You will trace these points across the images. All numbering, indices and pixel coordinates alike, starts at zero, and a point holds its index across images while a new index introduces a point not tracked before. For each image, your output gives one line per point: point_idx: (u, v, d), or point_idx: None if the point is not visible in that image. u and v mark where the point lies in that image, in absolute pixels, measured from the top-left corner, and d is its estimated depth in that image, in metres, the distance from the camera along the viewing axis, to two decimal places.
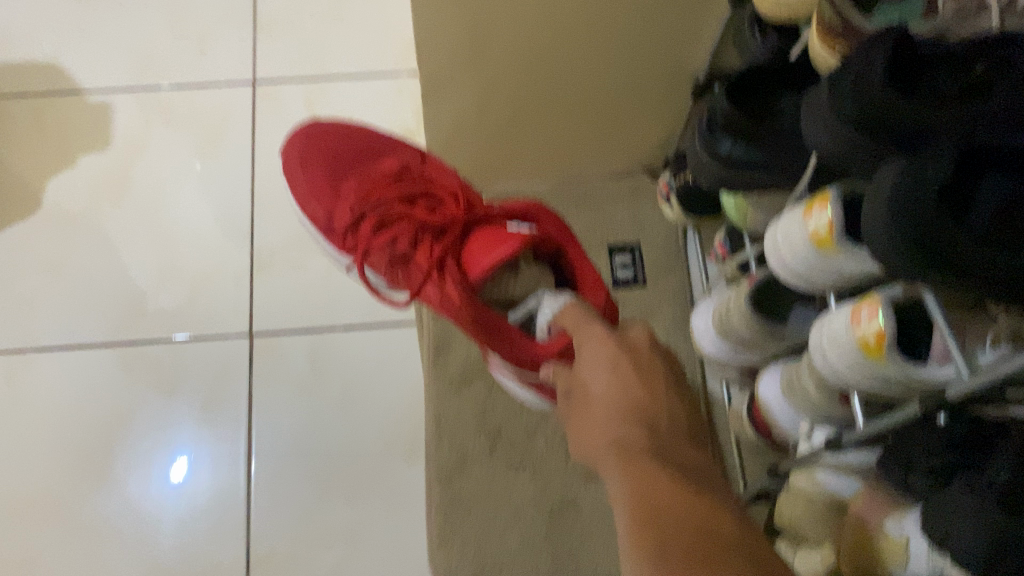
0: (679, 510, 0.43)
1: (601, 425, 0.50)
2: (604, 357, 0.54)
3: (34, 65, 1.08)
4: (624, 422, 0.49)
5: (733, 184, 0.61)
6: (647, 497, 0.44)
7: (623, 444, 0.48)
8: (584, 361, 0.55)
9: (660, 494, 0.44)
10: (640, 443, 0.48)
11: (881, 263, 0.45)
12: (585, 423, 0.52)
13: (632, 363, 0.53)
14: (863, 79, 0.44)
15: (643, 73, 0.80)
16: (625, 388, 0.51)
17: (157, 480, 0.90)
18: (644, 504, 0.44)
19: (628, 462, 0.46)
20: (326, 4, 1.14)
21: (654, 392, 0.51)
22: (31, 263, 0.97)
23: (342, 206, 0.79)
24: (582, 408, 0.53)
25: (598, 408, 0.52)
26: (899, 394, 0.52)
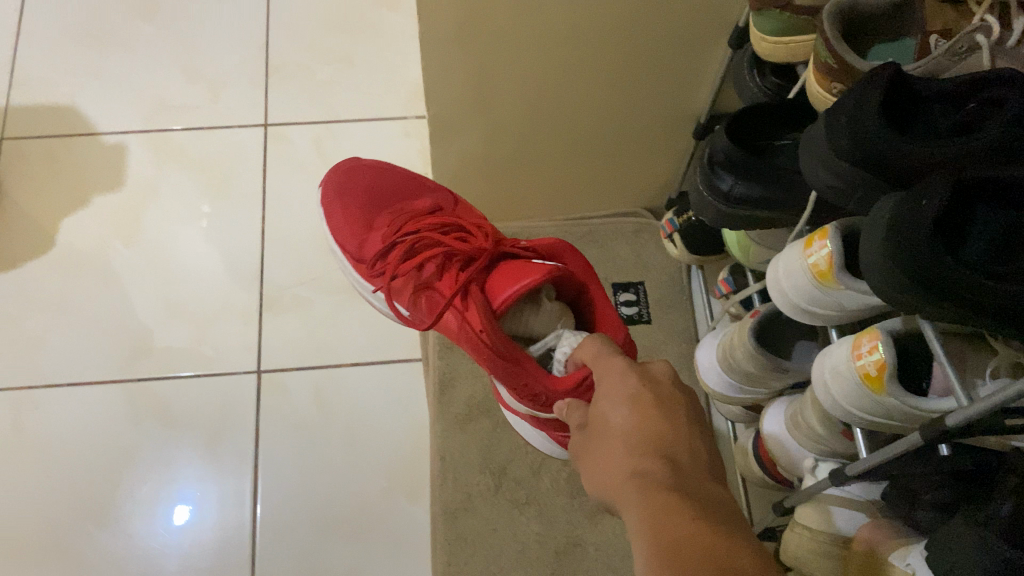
0: (699, 548, 0.36)
1: (617, 459, 0.44)
2: (624, 392, 0.48)
3: (50, 108, 1.10)
4: (642, 457, 0.43)
5: (735, 220, 0.62)
6: (664, 532, 0.37)
7: (645, 485, 0.41)
8: (602, 391, 0.50)
9: (679, 531, 0.37)
10: (664, 482, 0.41)
11: (882, 295, 0.46)
12: (604, 461, 0.45)
13: (654, 395, 0.46)
14: (859, 115, 0.45)
15: (645, 114, 0.81)
16: (646, 423, 0.45)
17: (161, 518, 0.89)
18: (664, 546, 0.37)
19: (648, 501, 0.39)
20: (336, 50, 1.17)
21: (677, 426, 0.45)
22: (42, 302, 0.98)
23: (376, 237, 0.81)
24: (597, 445, 0.47)
25: (616, 443, 0.45)
26: (900, 427, 0.53)
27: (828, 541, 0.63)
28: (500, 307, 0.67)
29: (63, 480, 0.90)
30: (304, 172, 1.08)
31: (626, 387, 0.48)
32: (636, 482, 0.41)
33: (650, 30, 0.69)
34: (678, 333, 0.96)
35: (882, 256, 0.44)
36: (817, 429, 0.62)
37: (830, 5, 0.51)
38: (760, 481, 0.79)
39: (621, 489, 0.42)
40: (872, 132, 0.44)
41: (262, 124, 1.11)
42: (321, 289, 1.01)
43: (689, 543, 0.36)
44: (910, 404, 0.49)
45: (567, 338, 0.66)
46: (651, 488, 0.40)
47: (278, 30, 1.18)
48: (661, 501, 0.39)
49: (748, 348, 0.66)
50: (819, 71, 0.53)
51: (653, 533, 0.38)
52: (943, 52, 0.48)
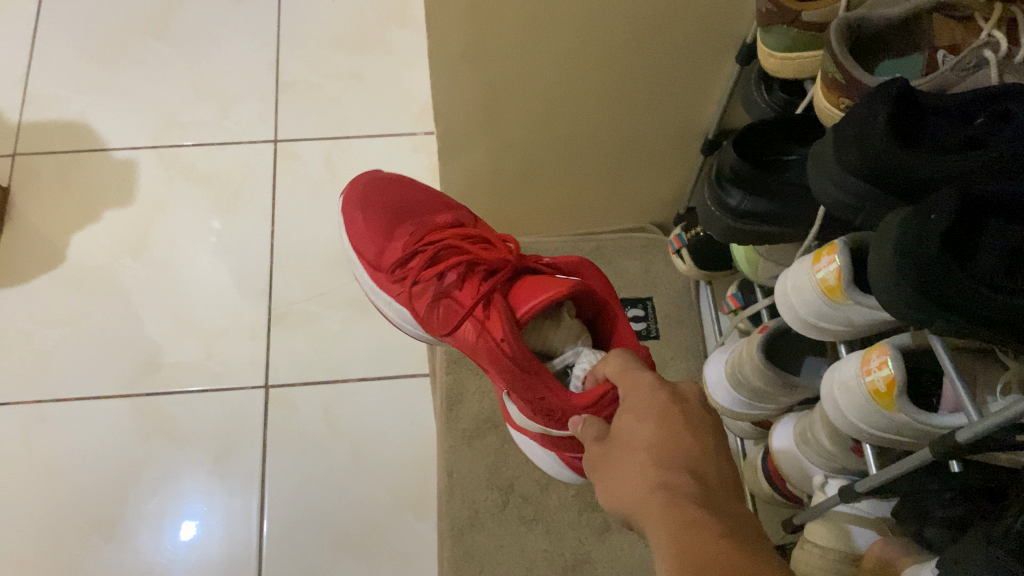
0: (724, 556, 0.35)
1: (638, 471, 0.43)
2: (655, 406, 0.46)
3: (61, 125, 1.11)
4: (666, 468, 0.42)
5: (743, 235, 0.62)
6: (685, 542, 0.37)
7: (670, 500, 0.39)
8: (627, 405, 0.49)
9: (701, 540, 0.37)
10: (688, 498, 0.39)
11: (891, 310, 0.46)
12: (624, 472, 0.44)
13: (683, 412, 0.45)
14: (866, 130, 0.45)
15: (653, 130, 0.82)
16: (674, 436, 0.44)
17: (167, 533, 0.89)
18: (685, 555, 0.36)
19: (671, 510, 0.39)
20: (345, 67, 1.18)
21: (704, 441, 0.44)
22: (52, 317, 0.99)
23: (397, 246, 0.81)
24: (620, 455, 0.46)
25: (638, 455, 0.44)
26: (910, 443, 0.52)
27: (838, 558, 0.62)
28: (522, 318, 0.67)
29: (71, 495, 0.90)
30: (312, 188, 1.08)
31: (654, 402, 0.47)
32: (661, 495, 0.40)
33: (657, 46, 0.69)
34: (687, 349, 0.96)
35: (891, 270, 0.44)
36: (826, 446, 0.62)
37: (837, 22, 0.51)
38: (769, 499, 0.78)
39: (642, 503, 0.41)
40: (880, 146, 0.44)
41: (272, 140, 1.12)
42: (330, 305, 1.01)
43: (712, 558, 0.35)
44: (921, 420, 0.48)
45: (586, 356, 0.66)
46: (676, 502, 0.39)
47: (287, 47, 1.19)
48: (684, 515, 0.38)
49: (757, 363, 0.66)
50: (827, 86, 0.53)
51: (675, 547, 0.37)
52: (951, 68, 0.47)
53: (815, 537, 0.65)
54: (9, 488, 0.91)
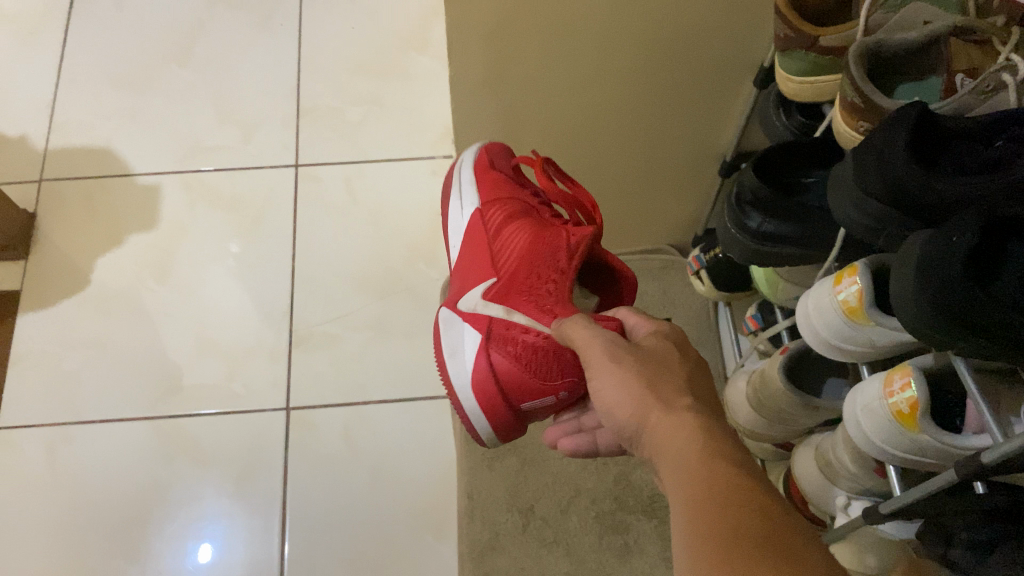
0: (754, 493, 0.35)
1: (670, 399, 0.43)
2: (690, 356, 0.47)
3: (87, 149, 1.13)
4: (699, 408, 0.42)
5: (764, 257, 0.62)
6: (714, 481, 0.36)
7: (693, 424, 0.41)
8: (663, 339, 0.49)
9: (732, 478, 0.36)
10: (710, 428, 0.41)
11: (914, 330, 0.46)
12: (654, 383, 0.45)
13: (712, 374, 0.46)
14: (887, 153, 0.46)
15: (671, 154, 0.82)
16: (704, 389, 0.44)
17: (190, 554, 0.90)
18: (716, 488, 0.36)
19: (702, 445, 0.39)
20: (365, 93, 1.20)
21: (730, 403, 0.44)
22: (77, 340, 1.00)
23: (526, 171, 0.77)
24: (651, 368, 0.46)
25: (668, 375, 0.45)
26: (935, 466, 0.52)
27: None
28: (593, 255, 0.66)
29: (95, 516, 0.91)
30: (333, 212, 1.10)
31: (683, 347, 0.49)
32: (684, 417, 0.41)
33: (674, 71, 0.70)
34: None
35: (913, 289, 0.44)
36: (848, 467, 0.62)
37: (854, 47, 0.51)
38: None
39: (666, 415, 0.42)
40: (900, 168, 0.45)
41: (293, 164, 1.13)
42: (350, 327, 1.02)
43: (737, 482, 0.36)
44: (945, 441, 0.48)
45: None
46: (700, 428, 0.40)
47: (308, 73, 1.21)
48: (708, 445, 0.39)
49: (778, 384, 0.66)
50: (845, 109, 0.53)
51: (700, 476, 0.37)
52: (969, 91, 0.48)
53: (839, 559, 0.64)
54: (34, 509, 0.91)
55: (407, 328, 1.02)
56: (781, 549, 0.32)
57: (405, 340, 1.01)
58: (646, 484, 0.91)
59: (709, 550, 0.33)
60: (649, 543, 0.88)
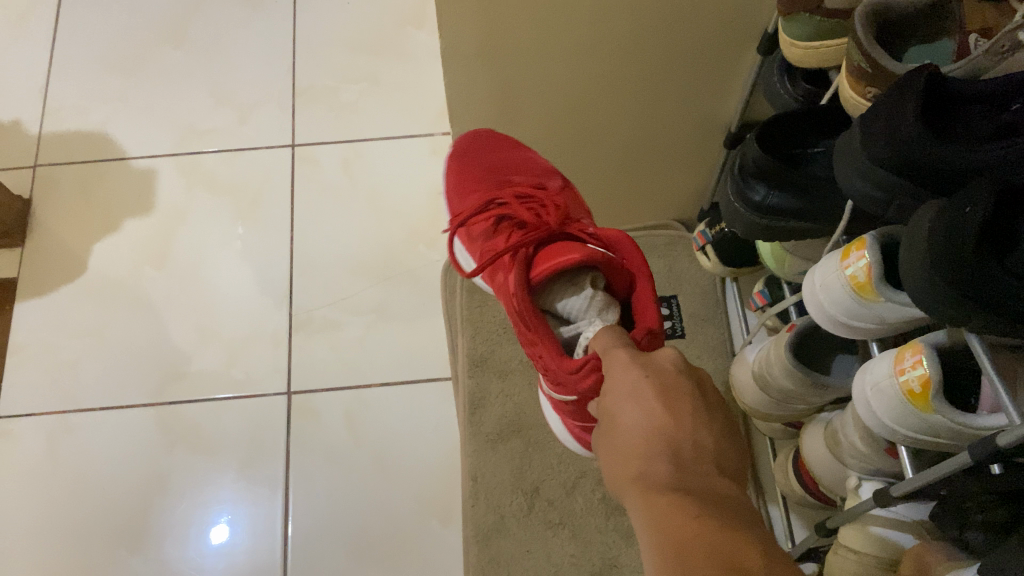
0: (703, 544, 0.35)
1: (622, 458, 0.42)
2: (631, 386, 0.45)
3: (82, 135, 1.11)
4: (645, 454, 0.41)
5: (769, 231, 0.60)
6: (668, 529, 0.36)
7: (647, 488, 0.39)
8: (610, 380, 0.47)
9: (683, 526, 0.36)
10: (668, 482, 0.39)
11: (925, 307, 0.44)
12: (610, 459, 0.43)
13: (657, 389, 0.44)
14: (895, 120, 0.44)
15: (673, 126, 0.80)
16: (651, 420, 0.42)
17: (194, 542, 0.89)
18: (668, 540, 0.36)
19: (651, 498, 0.39)
20: (363, 71, 1.17)
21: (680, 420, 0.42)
22: (75, 328, 0.99)
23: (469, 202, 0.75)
24: (607, 434, 0.45)
25: (622, 444, 0.43)
26: (949, 446, 0.50)
27: (874, 563, 0.60)
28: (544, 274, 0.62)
29: (97, 506, 0.90)
30: (331, 193, 1.08)
31: (629, 379, 0.46)
32: (639, 485, 0.40)
33: (670, 39, 0.67)
34: (714, 348, 0.94)
35: (923, 266, 0.42)
36: (859, 447, 0.60)
37: (861, 9, 0.49)
38: (802, 500, 0.76)
39: (626, 491, 0.41)
40: (909, 135, 0.42)
41: (290, 145, 1.11)
42: (350, 311, 1.00)
43: (688, 533, 0.36)
44: (958, 421, 0.46)
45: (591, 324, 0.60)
46: (654, 491, 0.39)
47: (304, 52, 1.18)
48: (666, 503, 0.38)
49: (786, 364, 0.64)
50: (852, 76, 0.51)
51: (662, 545, 0.36)
52: (983, 53, 0.45)
53: (849, 541, 0.62)
54: (36, 500, 0.91)
55: (408, 311, 1.00)
56: None
57: (407, 324, 0.99)
58: None
59: None
60: None
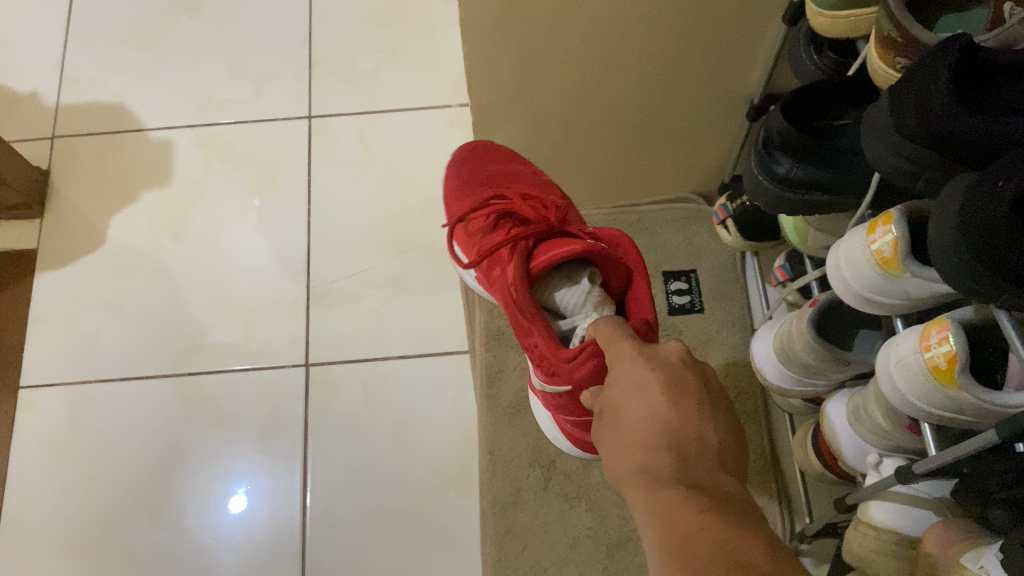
0: (708, 539, 0.35)
1: (626, 450, 0.42)
2: (636, 379, 0.44)
3: (99, 106, 1.11)
4: (648, 449, 0.41)
5: (792, 205, 0.59)
6: (672, 522, 0.36)
7: (651, 482, 0.39)
8: (614, 375, 0.46)
9: (688, 521, 0.36)
10: (672, 476, 0.39)
11: (955, 284, 0.43)
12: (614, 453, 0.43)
13: (663, 382, 0.43)
14: (925, 92, 0.43)
15: (695, 98, 0.79)
16: (655, 414, 0.42)
17: (214, 510, 0.90)
18: (673, 534, 0.36)
19: (654, 491, 0.38)
20: (379, 40, 1.16)
21: (685, 413, 0.41)
22: (94, 299, 1.00)
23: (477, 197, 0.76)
24: (611, 425, 0.44)
25: (625, 436, 0.42)
26: (973, 423, 0.50)
27: (893, 539, 0.60)
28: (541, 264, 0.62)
29: (117, 475, 0.91)
30: (348, 165, 1.07)
31: (635, 370, 0.45)
32: (643, 480, 0.39)
33: (693, 9, 0.66)
34: (733, 323, 0.93)
35: (953, 243, 0.41)
36: (880, 423, 0.59)
37: None
38: (821, 476, 0.76)
39: (629, 483, 0.41)
40: (939, 107, 0.42)
41: (307, 116, 1.10)
42: (367, 283, 1.00)
43: (694, 528, 0.35)
44: (984, 399, 0.46)
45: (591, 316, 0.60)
46: (659, 489, 0.38)
47: (320, 22, 1.17)
48: (670, 497, 0.37)
49: (808, 339, 0.63)
50: (881, 45, 0.50)
51: (665, 538, 0.36)
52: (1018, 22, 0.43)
53: (867, 518, 0.62)
54: (58, 469, 0.92)
55: (426, 284, 1.00)
56: None
57: (424, 297, 0.99)
58: None
59: None
60: None
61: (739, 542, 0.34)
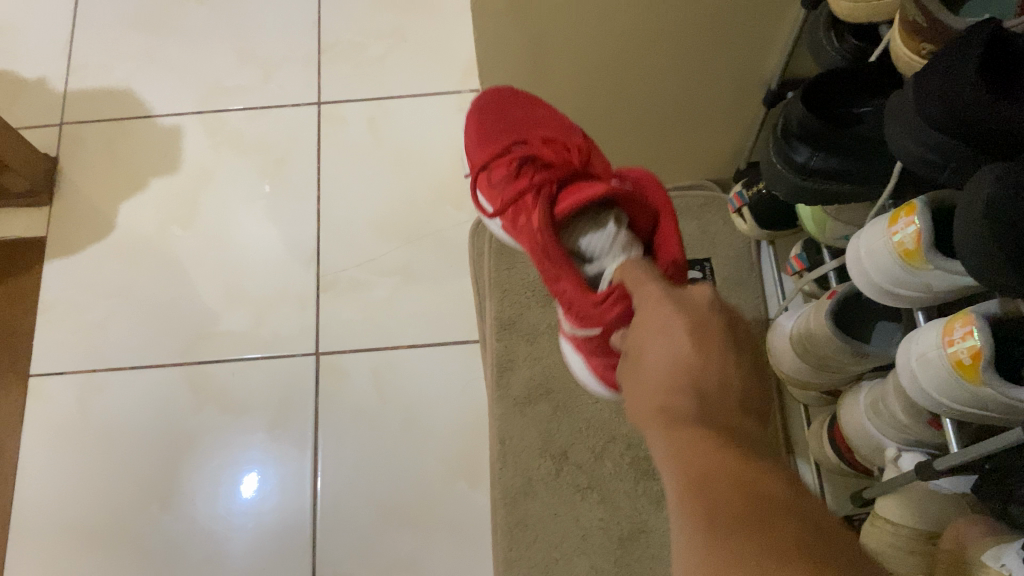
0: (729, 473, 0.35)
1: (646, 390, 0.42)
2: (662, 321, 0.45)
3: (106, 92, 1.10)
4: (668, 386, 0.41)
5: (811, 194, 0.58)
6: (692, 458, 0.37)
7: (670, 421, 0.39)
8: (640, 316, 0.47)
9: (708, 456, 0.36)
10: (692, 415, 0.39)
11: (981, 278, 0.42)
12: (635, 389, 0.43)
13: (688, 325, 0.43)
14: (952, 80, 0.41)
15: (712, 83, 0.77)
16: (676, 353, 0.42)
17: (224, 499, 0.90)
18: (694, 471, 0.36)
19: (672, 428, 0.39)
20: (389, 25, 1.15)
21: (706, 352, 0.42)
22: (103, 287, 0.99)
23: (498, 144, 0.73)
24: (633, 367, 0.45)
25: (647, 376, 0.43)
26: (997, 419, 0.48)
27: (914, 536, 0.59)
28: (565, 207, 0.62)
29: (127, 463, 0.91)
30: (358, 152, 1.06)
31: (659, 313, 0.45)
32: (662, 417, 0.40)
33: None
34: (748, 312, 0.92)
35: (979, 235, 0.40)
36: (900, 418, 0.58)
37: None
38: (837, 469, 0.75)
39: (648, 422, 0.41)
40: (968, 94, 0.40)
41: (315, 102, 1.09)
42: (377, 272, 0.99)
43: (715, 461, 0.36)
44: (1009, 396, 0.44)
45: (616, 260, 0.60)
46: (678, 425, 0.39)
47: (329, 6, 1.16)
48: (689, 436, 0.38)
49: (826, 332, 0.62)
50: (905, 30, 0.48)
51: (685, 474, 0.36)
52: None
53: (886, 514, 0.61)
54: (68, 457, 0.92)
55: (437, 273, 0.99)
56: (766, 528, 0.33)
57: (435, 285, 0.98)
58: None
59: (695, 537, 0.34)
60: None
61: (760, 477, 0.35)
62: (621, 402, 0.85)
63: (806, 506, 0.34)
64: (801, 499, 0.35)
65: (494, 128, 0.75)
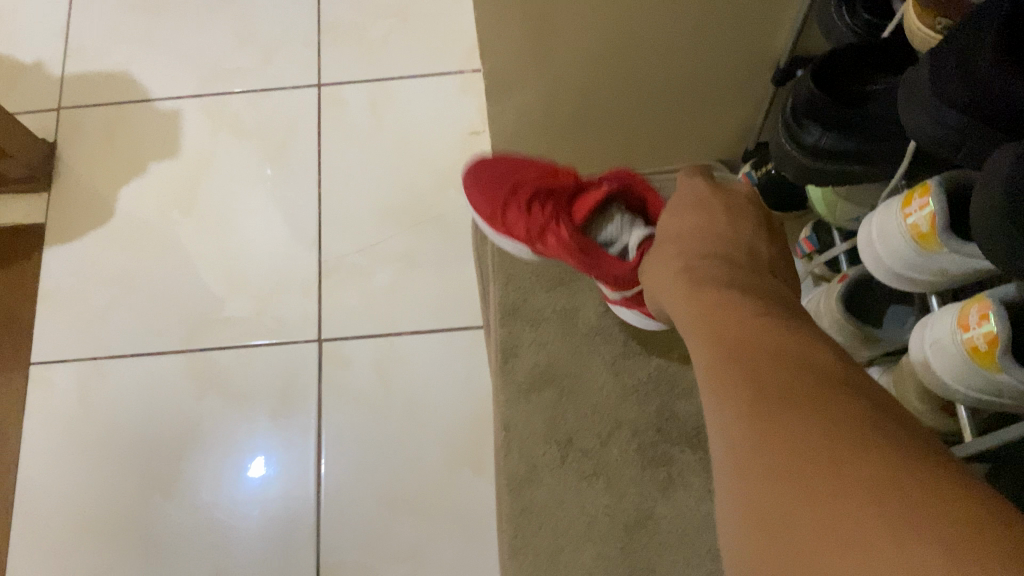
0: (779, 353, 0.41)
1: (678, 287, 0.52)
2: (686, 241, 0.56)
3: (105, 76, 1.09)
4: (696, 281, 0.51)
5: (821, 175, 0.56)
6: (725, 338, 0.44)
7: (706, 308, 0.48)
8: (669, 241, 0.58)
9: (756, 341, 0.43)
10: (720, 297, 0.48)
11: (997, 264, 0.40)
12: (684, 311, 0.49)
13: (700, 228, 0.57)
14: (970, 56, 0.40)
15: (720, 61, 0.75)
16: (696, 244, 0.56)
17: (227, 487, 0.89)
18: (743, 357, 0.42)
19: (705, 316, 0.47)
20: (390, 4, 1.13)
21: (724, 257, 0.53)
22: (104, 273, 0.98)
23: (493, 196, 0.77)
24: (667, 269, 0.56)
25: (680, 277, 0.53)
26: (1016, 408, 0.47)
27: None
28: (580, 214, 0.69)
29: (129, 452, 0.91)
30: (359, 134, 1.05)
31: (683, 213, 0.60)
32: (698, 303, 0.49)
33: None
34: None
35: (997, 219, 0.39)
36: (913, 404, 0.56)
37: None
38: None
39: (687, 309, 0.50)
40: (984, 77, 0.39)
41: (316, 84, 1.08)
42: (380, 257, 0.98)
43: (767, 344, 0.42)
44: None
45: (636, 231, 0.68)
46: (713, 304, 0.47)
47: None
48: (722, 319, 0.46)
49: (838, 317, 0.60)
50: (921, 5, 0.46)
51: (727, 352, 0.44)
52: None
53: None
54: (70, 445, 0.91)
55: (440, 258, 0.97)
56: (821, 398, 0.38)
57: (438, 270, 0.97)
58: (691, 415, 0.86)
59: (754, 408, 0.39)
60: (693, 476, 0.83)
61: (794, 347, 0.41)
62: (648, 357, 0.89)
63: (851, 373, 0.39)
64: (849, 370, 0.40)
65: (485, 184, 0.79)
